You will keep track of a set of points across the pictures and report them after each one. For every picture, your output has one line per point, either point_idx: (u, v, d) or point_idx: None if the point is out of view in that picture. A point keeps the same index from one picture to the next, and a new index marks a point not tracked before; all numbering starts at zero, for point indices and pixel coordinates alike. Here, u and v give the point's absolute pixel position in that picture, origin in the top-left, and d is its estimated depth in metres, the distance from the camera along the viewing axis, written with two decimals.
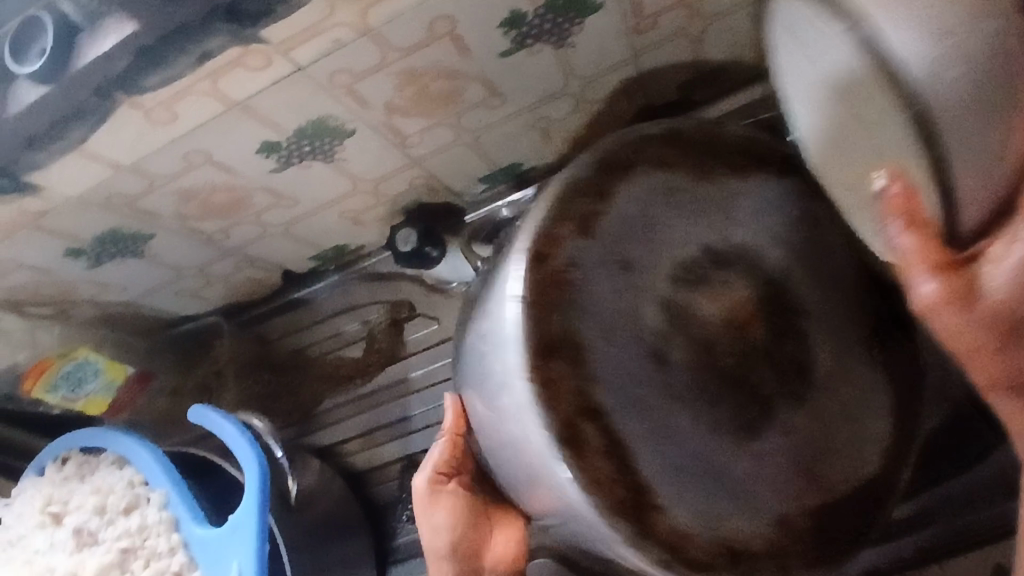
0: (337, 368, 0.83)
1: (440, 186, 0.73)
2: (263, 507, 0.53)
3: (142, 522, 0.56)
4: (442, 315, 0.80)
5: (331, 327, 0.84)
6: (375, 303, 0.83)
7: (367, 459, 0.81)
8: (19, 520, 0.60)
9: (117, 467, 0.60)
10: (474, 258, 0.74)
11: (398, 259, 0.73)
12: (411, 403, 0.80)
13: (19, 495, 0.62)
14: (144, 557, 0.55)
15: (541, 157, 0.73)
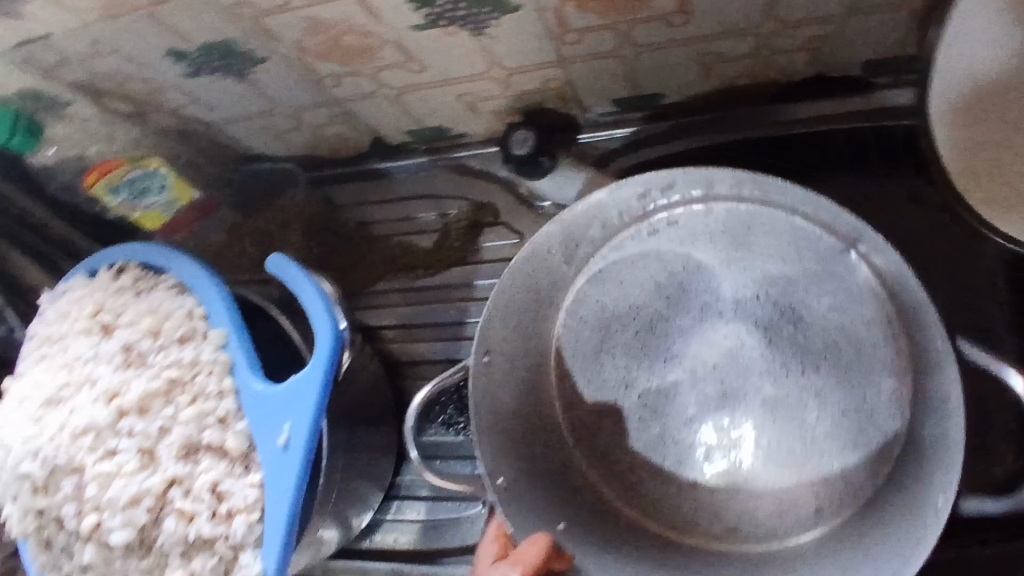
0: (401, 252, 0.79)
1: (570, 95, 0.67)
2: (331, 379, 0.51)
3: (196, 357, 0.53)
4: (526, 231, 0.76)
5: (405, 210, 0.80)
6: (458, 198, 0.78)
7: (409, 352, 0.78)
8: (59, 319, 0.56)
9: (176, 295, 0.56)
10: (585, 181, 0.70)
11: (512, 163, 0.69)
12: (470, 310, 0.77)
13: (63, 293, 0.58)
14: (191, 394, 0.52)
15: (684, 93, 0.67)
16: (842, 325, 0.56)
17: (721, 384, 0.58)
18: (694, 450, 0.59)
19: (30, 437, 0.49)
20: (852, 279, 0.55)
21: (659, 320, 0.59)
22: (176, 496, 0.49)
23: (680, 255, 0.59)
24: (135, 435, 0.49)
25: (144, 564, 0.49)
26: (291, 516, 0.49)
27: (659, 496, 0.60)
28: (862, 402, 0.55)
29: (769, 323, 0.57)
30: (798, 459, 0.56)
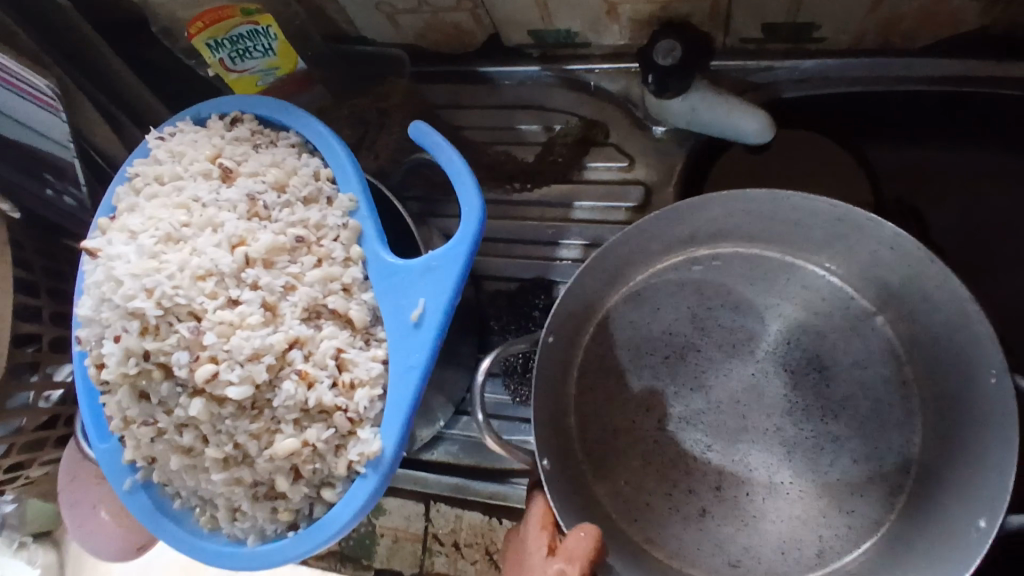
0: (498, 162, 0.75)
1: (721, 12, 0.63)
2: (472, 259, 0.47)
3: (321, 219, 0.49)
4: (637, 156, 0.72)
5: (508, 119, 0.75)
6: (567, 113, 0.74)
7: (495, 267, 0.74)
8: (171, 159, 0.51)
9: (297, 154, 0.52)
10: (725, 103, 0.64)
11: (647, 74, 0.63)
12: (566, 231, 0.73)
13: (172, 135, 0.53)
14: (316, 255, 0.48)
15: (838, 29, 0.63)
16: (864, 387, 0.64)
17: (743, 412, 0.64)
18: (714, 476, 0.63)
19: (146, 271, 0.43)
20: (873, 345, 0.64)
21: (692, 349, 0.66)
22: (298, 358, 0.45)
23: (724, 290, 0.66)
24: (258, 288, 0.45)
25: (253, 427, 0.44)
26: (417, 396, 0.45)
27: (665, 521, 0.63)
28: (872, 453, 0.62)
29: (795, 373, 0.64)
30: (812, 492, 0.62)
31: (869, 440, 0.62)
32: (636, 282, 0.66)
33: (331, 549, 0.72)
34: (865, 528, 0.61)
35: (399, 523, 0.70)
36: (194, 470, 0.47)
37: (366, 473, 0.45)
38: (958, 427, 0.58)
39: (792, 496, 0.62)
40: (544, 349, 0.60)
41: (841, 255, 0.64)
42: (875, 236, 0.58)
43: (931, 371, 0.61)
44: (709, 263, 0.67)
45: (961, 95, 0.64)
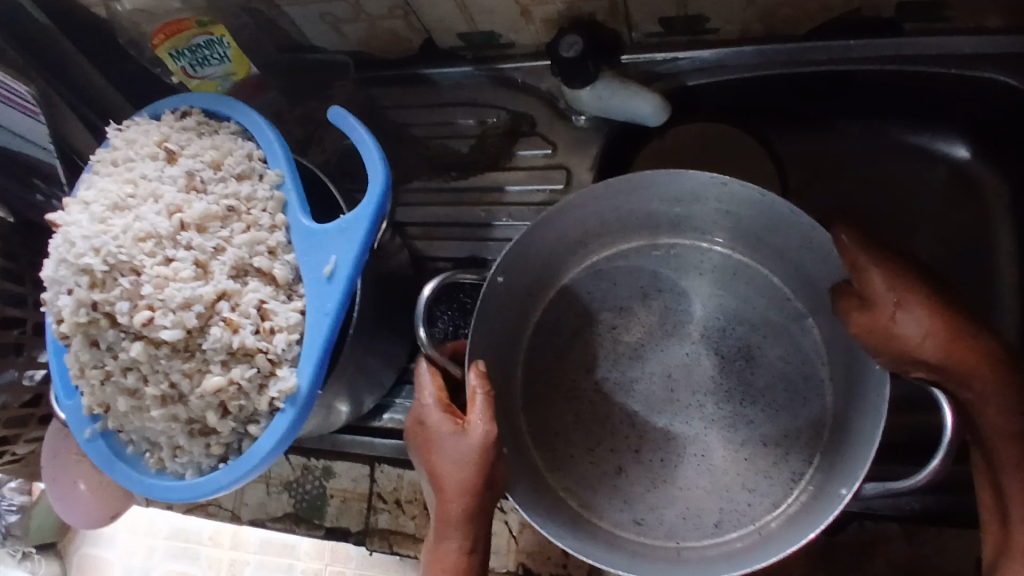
0: (438, 154, 0.83)
1: (622, 11, 0.71)
2: (377, 220, 0.54)
3: (251, 193, 0.56)
4: (560, 144, 0.79)
5: (447, 115, 0.83)
6: (500, 108, 0.81)
7: (433, 250, 0.81)
8: (126, 145, 0.58)
9: (236, 139, 0.59)
10: (624, 91, 0.72)
11: (556, 67, 0.71)
12: (498, 213, 0.80)
13: (129, 126, 0.60)
14: (245, 222, 0.55)
15: (729, 22, 0.71)
16: (785, 373, 0.67)
17: (674, 386, 0.69)
18: (635, 439, 0.68)
19: (95, 233, 0.51)
20: (803, 343, 0.68)
21: (635, 323, 0.71)
22: (225, 307, 0.52)
23: (662, 277, 0.72)
24: (191, 248, 0.53)
25: (186, 366, 0.52)
26: (328, 338, 0.52)
27: (585, 473, 0.69)
28: (783, 437, 0.66)
29: (724, 357, 0.68)
30: (721, 467, 0.66)
31: (782, 424, 0.66)
32: (591, 257, 0.73)
33: (287, 511, 0.78)
34: (765, 506, 0.64)
35: (348, 484, 0.77)
36: (139, 411, 0.54)
37: (285, 407, 0.52)
38: (852, 420, 0.61)
39: (701, 468, 0.66)
40: (492, 287, 0.64)
41: (777, 254, 0.68)
42: (797, 227, 0.60)
43: (841, 368, 0.65)
44: (648, 258, 0.72)
45: (846, 73, 0.71)
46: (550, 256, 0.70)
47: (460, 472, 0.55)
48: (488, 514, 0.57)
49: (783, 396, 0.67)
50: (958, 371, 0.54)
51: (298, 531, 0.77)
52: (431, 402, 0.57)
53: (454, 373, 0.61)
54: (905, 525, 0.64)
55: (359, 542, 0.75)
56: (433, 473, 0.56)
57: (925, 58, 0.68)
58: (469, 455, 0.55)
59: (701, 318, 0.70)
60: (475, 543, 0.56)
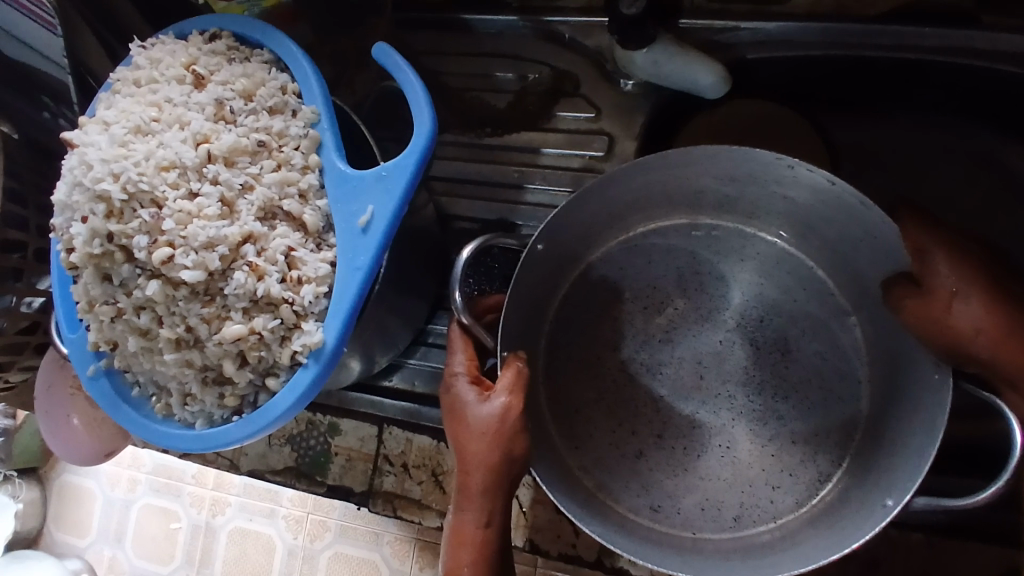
0: (472, 107, 0.78)
1: None
2: (419, 171, 0.50)
3: (283, 129, 0.52)
4: (604, 109, 0.75)
5: (485, 67, 0.78)
6: (542, 64, 0.77)
7: (461, 208, 0.77)
8: (150, 65, 0.53)
9: (269, 70, 0.55)
10: (683, 58, 0.67)
11: (613, 24, 0.66)
12: (532, 176, 0.76)
13: (154, 45, 0.55)
14: (276, 160, 0.51)
15: None
16: (822, 371, 0.65)
17: (704, 373, 0.66)
18: (659, 424, 0.66)
19: (114, 157, 0.46)
20: (841, 340, 0.66)
21: (669, 304, 0.68)
22: (250, 251, 0.48)
23: (700, 259, 0.69)
24: (217, 183, 0.49)
25: (205, 311, 0.48)
26: (359, 293, 0.49)
27: (604, 454, 0.66)
28: (812, 436, 0.64)
29: (759, 348, 0.66)
30: (746, 460, 0.64)
31: (813, 422, 0.64)
32: (629, 230, 0.69)
33: (288, 465, 0.75)
34: (788, 504, 0.63)
35: (353, 443, 0.74)
36: (150, 352, 0.50)
37: (309, 363, 0.49)
38: (892, 429, 0.60)
39: (725, 459, 0.64)
40: (531, 255, 0.60)
41: (826, 245, 0.65)
42: (860, 220, 0.57)
43: (883, 372, 0.63)
44: (687, 238, 0.69)
45: (916, 61, 0.68)
46: (588, 226, 0.66)
47: (484, 441, 0.52)
48: (509, 489, 0.54)
49: (816, 395, 0.65)
50: (1008, 370, 0.51)
51: (299, 486, 0.75)
52: (462, 373, 0.55)
53: (487, 344, 0.57)
54: (929, 538, 0.62)
55: (362, 502, 0.73)
56: (459, 446, 0.53)
57: (1001, 52, 0.65)
58: (495, 425, 0.52)
59: (739, 307, 0.67)
60: (492, 518, 0.53)
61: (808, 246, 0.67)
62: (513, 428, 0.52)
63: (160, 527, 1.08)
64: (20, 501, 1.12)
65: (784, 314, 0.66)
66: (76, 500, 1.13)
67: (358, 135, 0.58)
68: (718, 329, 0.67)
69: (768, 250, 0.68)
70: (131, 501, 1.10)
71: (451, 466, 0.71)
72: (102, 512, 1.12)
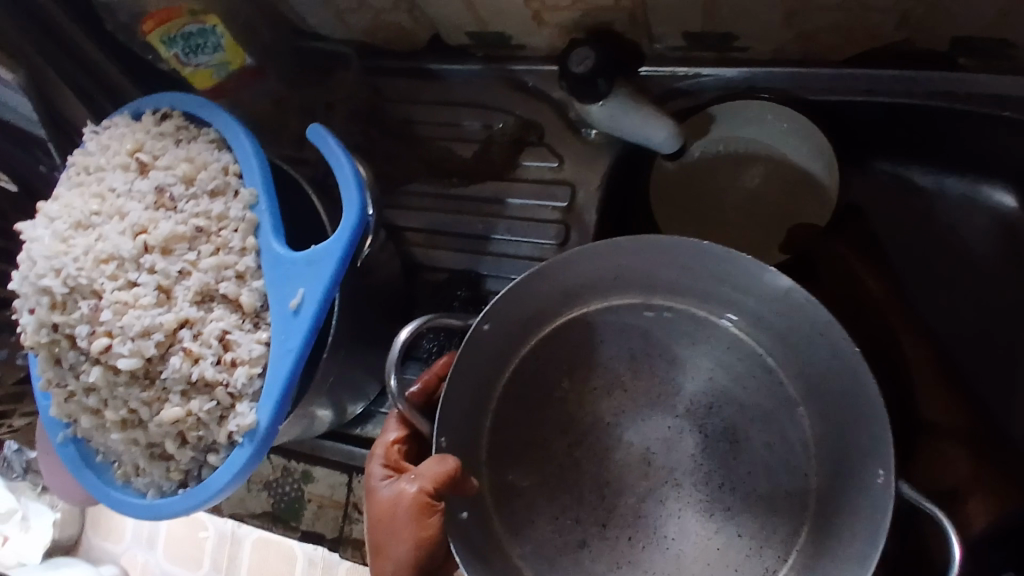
0: (440, 156, 0.79)
1: (641, 21, 0.65)
2: (347, 256, 0.51)
3: (224, 211, 0.53)
4: (567, 157, 0.75)
5: (453, 116, 0.79)
6: (509, 112, 0.77)
7: (431, 257, 0.78)
8: (100, 151, 0.56)
9: (215, 149, 0.56)
10: (636, 112, 0.66)
11: (566, 80, 0.66)
12: (498, 227, 0.76)
13: (107, 128, 0.58)
14: (214, 245, 0.53)
15: (758, 42, 0.65)
16: (770, 466, 0.62)
17: (651, 461, 0.63)
18: (602, 512, 0.62)
19: (55, 254, 0.50)
20: (790, 433, 0.62)
21: (617, 386, 0.65)
22: (186, 336, 0.50)
23: (651, 342, 0.65)
24: (155, 272, 0.51)
25: (145, 395, 0.51)
26: (289, 377, 0.50)
27: (544, 541, 0.62)
28: (757, 533, 0.61)
29: (707, 437, 0.63)
30: (691, 555, 0.60)
31: (759, 519, 0.61)
32: (575, 312, 0.66)
33: (266, 509, 0.78)
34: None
35: (325, 491, 0.76)
36: (102, 429, 0.53)
37: (244, 442, 0.51)
38: (846, 532, 0.57)
39: (670, 553, 0.61)
40: (475, 334, 0.59)
41: (778, 334, 0.62)
42: (807, 311, 0.56)
43: (832, 467, 0.60)
44: (632, 324, 0.66)
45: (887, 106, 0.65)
46: (529, 316, 0.63)
47: (379, 524, 0.55)
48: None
49: (762, 492, 0.61)
50: None
51: (275, 530, 0.77)
52: (378, 455, 0.58)
53: (420, 426, 0.59)
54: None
55: (333, 548, 0.75)
56: (374, 525, 0.55)
57: (969, 96, 0.62)
58: (389, 509, 0.54)
59: (688, 394, 0.64)
60: None
61: (758, 333, 0.63)
62: (403, 521, 0.53)
63: (188, 534, 1.14)
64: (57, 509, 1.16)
65: (730, 401, 0.63)
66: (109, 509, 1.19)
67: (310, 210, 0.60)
68: (665, 416, 0.64)
69: (714, 335, 0.65)
70: None
71: None
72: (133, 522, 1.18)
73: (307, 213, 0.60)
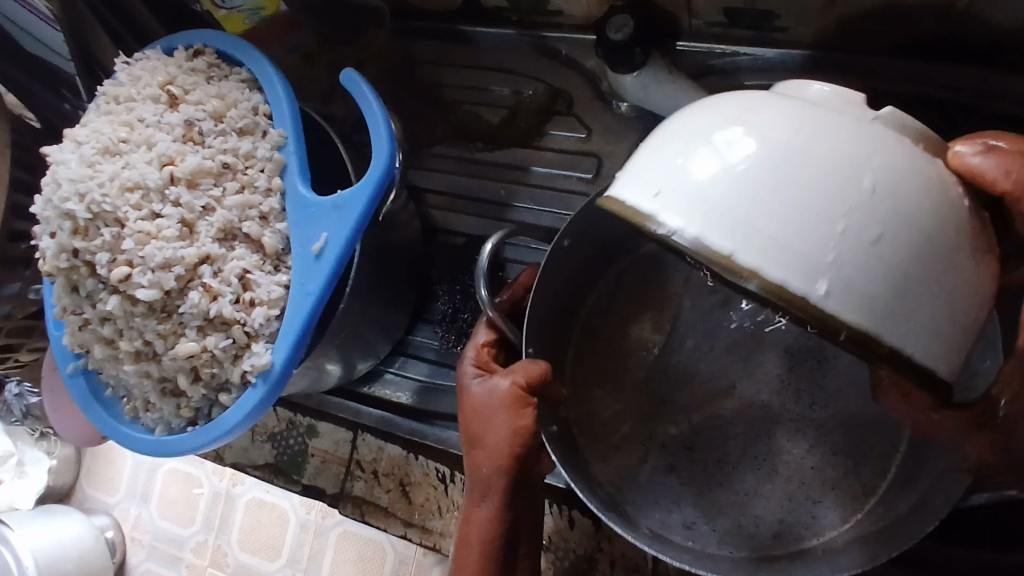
0: (465, 120, 0.78)
1: None
2: (374, 203, 0.50)
3: (251, 150, 0.53)
4: (595, 129, 0.74)
5: (482, 81, 0.78)
6: (539, 80, 0.76)
7: (451, 222, 0.77)
8: (131, 82, 0.56)
9: (245, 89, 0.55)
10: (669, 86, 0.65)
11: (601, 48, 0.65)
12: (519, 195, 0.75)
13: (138, 60, 0.57)
14: (239, 183, 0.52)
15: (800, 22, 0.63)
16: (861, 385, 0.58)
17: (732, 382, 0.61)
18: (686, 433, 0.60)
19: (82, 178, 0.49)
20: (879, 351, 0.58)
21: (687, 310, 0.63)
22: (205, 273, 0.50)
23: (725, 266, 0.63)
24: (179, 205, 0.51)
25: (160, 327, 0.50)
26: (308, 318, 0.49)
27: (627, 469, 0.60)
28: (856, 452, 0.57)
29: (792, 356, 0.60)
30: (790, 472, 0.58)
31: (853, 441, 0.57)
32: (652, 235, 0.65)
33: (269, 461, 0.78)
34: (835, 517, 0.56)
35: (329, 446, 0.76)
36: (115, 360, 0.53)
37: (256, 382, 0.50)
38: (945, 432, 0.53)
39: (765, 472, 0.58)
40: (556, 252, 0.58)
41: None
42: None
43: None
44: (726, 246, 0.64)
45: None
46: (604, 239, 0.63)
47: (475, 417, 0.53)
48: (506, 469, 0.52)
49: (858, 413, 0.57)
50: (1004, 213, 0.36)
51: (276, 482, 0.77)
52: (469, 355, 0.57)
53: (510, 336, 0.58)
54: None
55: (332, 504, 0.75)
56: (469, 420, 0.54)
57: None
58: (486, 402, 0.53)
59: (768, 312, 0.61)
60: (487, 500, 0.52)
61: None
62: (500, 409, 0.52)
63: (183, 491, 1.14)
64: (54, 457, 1.18)
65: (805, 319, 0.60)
66: (106, 458, 1.20)
67: (337, 155, 0.59)
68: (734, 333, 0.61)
69: None
70: (155, 465, 1.17)
71: (418, 477, 0.72)
72: (130, 474, 1.18)
73: (334, 162, 0.60)
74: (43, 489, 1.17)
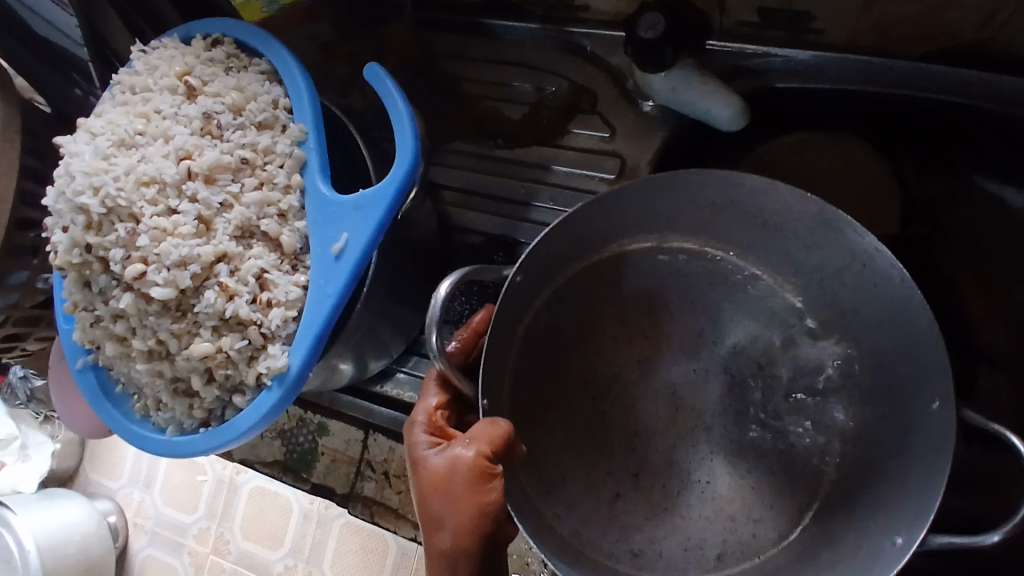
0: (486, 116, 0.77)
1: None
2: (396, 205, 0.49)
3: (270, 146, 0.51)
4: (619, 129, 0.72)
5: (505, 76, 0.76)
6: (563, 77, 0.74)
7: (468, 219, 0.75)
8: (147, 72, 0.54)
9: (265, 82, 0.54)
10: (700, 86, 0.64)
11: (631, 49, 0.64)
12: (539, 194, 0.73)
13: (155, 49, 0.56)
14: (258, 179, 0.51)
15: (838, 26, 0.61)
16: (801, 403, 0.61)
17: (679, 405, 0.62)
18: (631, 461, 0.60)
19: (95, 171, 0.48)
20: (813, 367, 0.62)
21: (639, 332, 0.63)
22: (222, 271, 0.48)
23: (683, 290, 0.64)
24: (196, 201, 0.49)
25: (175, 327, 0.49)
26: (325, 322, 0.48)
27: (575, 497, 0.59)
28: (791, 474, 0.60)
29: (736, 379, 0.62)
30: (726, 497, 0.59)
31: (791, 462, 0.60)
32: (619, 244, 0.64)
33: (277, 459, 0.76)
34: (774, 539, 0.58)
35: (339, 445, 0.75)
36: (126, 358, 0.52)
37: (273, 385, 0.49)
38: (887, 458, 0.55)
39: (705, 496, 0.59)
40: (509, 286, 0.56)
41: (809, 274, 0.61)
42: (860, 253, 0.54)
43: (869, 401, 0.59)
44: (680, 259, 0.64)
45: (960, 109, 0.61)
46: (564, 254, 0.61)
47: (433, 494, 0.51)
48: (470, 547, 0.51)
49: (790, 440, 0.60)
50: None
51: (285, 479, 0.76)
52: (421, 421, 0.55)
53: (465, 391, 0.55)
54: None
55: (342, 504, 0.74)
56: (426, 496, 0.52)
57: None
58: (444, 477, 0.51)
59: (719, 340, 0.63)
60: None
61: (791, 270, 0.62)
62: (459, 485, 0.50)
63: (187, 479, 1.13)
64: (56, 441, 1.15)
65: (748, 341, 0.63)
66: (112, 443, 1.19)
67: (356, 151, 0.58)
68: (687, 359, 0.63)
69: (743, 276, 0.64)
70: None
71: None
72: (133, 460, 1.17)
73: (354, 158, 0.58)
74: (49, 473, 1.17)
